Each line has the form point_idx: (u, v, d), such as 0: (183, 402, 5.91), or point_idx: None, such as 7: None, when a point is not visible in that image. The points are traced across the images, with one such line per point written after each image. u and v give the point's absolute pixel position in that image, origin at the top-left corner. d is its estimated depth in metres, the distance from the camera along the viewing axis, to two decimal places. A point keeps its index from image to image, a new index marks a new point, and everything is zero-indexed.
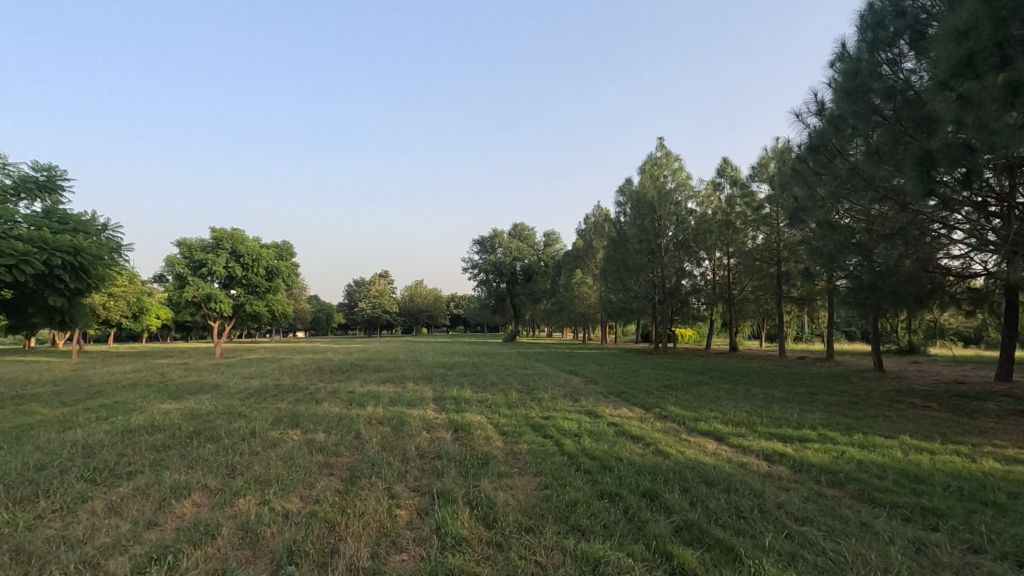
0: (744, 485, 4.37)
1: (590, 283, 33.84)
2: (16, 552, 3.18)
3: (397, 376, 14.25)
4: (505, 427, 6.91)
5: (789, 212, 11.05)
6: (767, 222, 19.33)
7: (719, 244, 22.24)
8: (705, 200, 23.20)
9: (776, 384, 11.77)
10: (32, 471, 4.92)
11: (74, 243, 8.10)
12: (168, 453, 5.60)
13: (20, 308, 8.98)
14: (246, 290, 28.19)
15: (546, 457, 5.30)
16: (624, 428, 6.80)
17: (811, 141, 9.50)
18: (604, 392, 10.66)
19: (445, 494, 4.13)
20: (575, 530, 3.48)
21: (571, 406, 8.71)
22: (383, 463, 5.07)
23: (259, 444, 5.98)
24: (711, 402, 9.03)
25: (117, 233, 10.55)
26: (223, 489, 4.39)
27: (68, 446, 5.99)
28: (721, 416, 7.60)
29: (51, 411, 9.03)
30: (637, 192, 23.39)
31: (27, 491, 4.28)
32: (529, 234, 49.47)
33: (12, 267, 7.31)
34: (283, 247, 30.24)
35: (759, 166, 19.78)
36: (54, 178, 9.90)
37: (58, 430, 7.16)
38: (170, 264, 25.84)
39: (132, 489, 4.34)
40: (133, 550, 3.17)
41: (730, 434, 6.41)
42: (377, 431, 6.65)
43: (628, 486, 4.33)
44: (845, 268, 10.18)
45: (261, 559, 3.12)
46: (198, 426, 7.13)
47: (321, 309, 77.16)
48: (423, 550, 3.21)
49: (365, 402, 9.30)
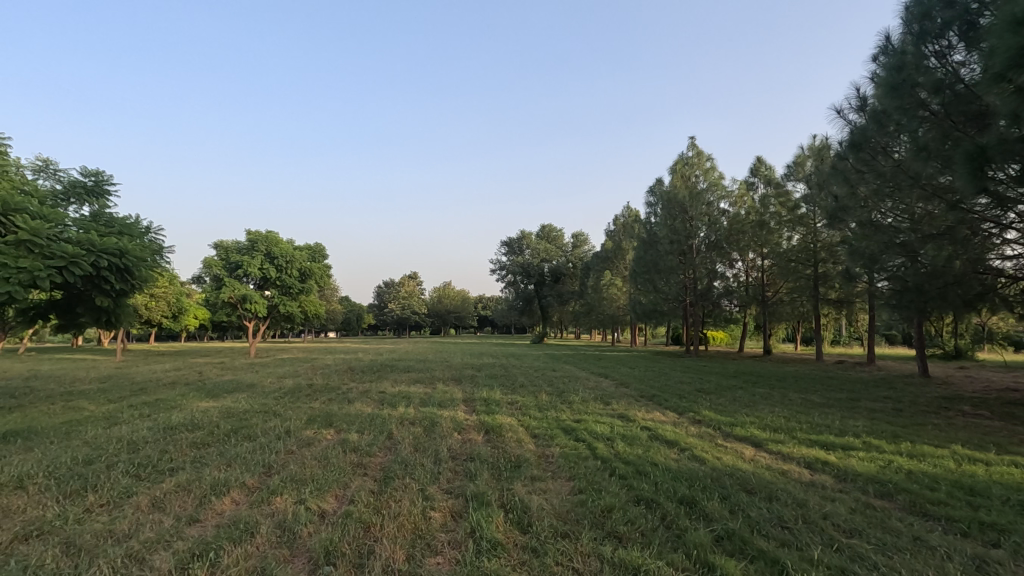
0: (787, 493, 4.23)
1: (619, 284, 33.46)
2: (66, 544, 3.30)
3: (428, 377, 14.36)
4: (536, 430, 6.85)
5: (830, 212, 10.75)
6: (804, 222, 18.61)
7: (752, 245, 21.67)
8: (738, 200, 22.75)
9: (814, 389, 11.38)
10: (81, 465, 5.11)
11: (120, 245, 8.37)
12: (207, 451, 5.74)
13: (70, 309, 9.39)
14: (280, 291, 28.85)
15: (579, 461, 5.23)
16: (658, 432, 6.66)
17: (852, 138, 9.26)
18: (635, 396, 10.51)
19: (479, 497, 4.11)
20: (611, 537, 3.42)
21: (603, 409, 8.61)
22: (415, 463, 5.11)
23: (295, 443, 6.07)
24: (746, 406, 8.78)
25: (159, 235, 10.88)
26: (261, 487, 4.47)
27: (113, 442, 6.17)
28: (758, 421, 7.39)
29: (98, 408, 9.35)
30: (668, 192, 23.15)
31: (76, 485, 4.43)
32: (557, 235, 49.35)
33: (62, 269, 7.61)
34: (316, 249, 31.08)
35: (795, 164, 19.25)
36: (102, 183, 10.29)
37: (105, 426, 7.42)
38: (208, 266, 26.58)
39: (174, 484, 4.45)
40: (176, 545, 3.25)
41: (768, 440, 6.23)
42: (410, 432, 6.71)
43: (664, 493, 4.23)
44: (887, 269, 9.85)
45: (299, 558, 3.15)
46: (235, 424, 7.30)
47: (352, 310, 78.31)
48: (458, 554, 3.19)
49: (396, 403, 9.40)
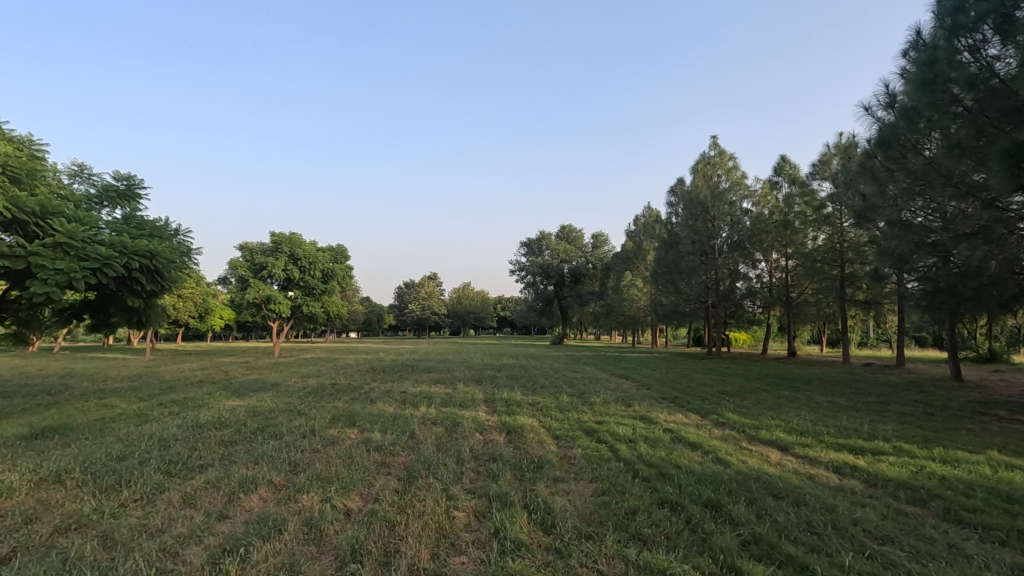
0: (815, 498, 4.15)
1: (640, 285, 33.20)
2: (103, 538, 3.40)
3: (448, 377, 14.48)
4: (558, 431, 6.84)
5: (857, 211, 10.51)
6: (830, 222, 18.12)
7: (776, 245, 21.28)
8: (762, 200, 22.41)
9: (841, 392, 11.13)
10: (115, 461, 5.26)
11: (150, 247, 8.55)
12: (235, 448, 5.86)
13: (104, 309, 9.67)
14: (303, 292, 29.28)
15: (602, 463, 5.21)
16: (680, 434, 6.59)
17: (881, 135, 9.05)
18: (657, 397, 10.42)
19: (502, 498, 4.12)
20: (636, 539, 3.40)
21: (625, 411, 8.55)
22: (438, 463, 5.13)
23: (319, 442, 6.15)
24: (771, 409, 8.63)
25: (188, 238, 11.12)
26: (287, 485, 4.53)
27: (144, 440, 6.32)
28: (783, 424, 7.26)
29: (129, 405, 9.61)
30: (689, 192, 23.05)
31: (111, 481, 4.57)
32: (577, 236, 49.25)
33: (96, 271, 7.82)
34: (338, 251, 31.49)
35: (820, 163, 18.88)
36: (133, 186, 10.55)
37: (136, 423, 7.61)
38: (234, 267, 27.08)
39: (204, 481, 4.56)
40: (207, 541, 3.32)
41: (794, 444, 6.12)
42: (432, 432, 6.74)
43: (689, 495, 4.20)
44: (917, 269, 9.59)
45: (326, 556, 3.20)
46: (261, 422, 7.43)
47: (373, 310, 79.15)
48: (482, 554, 3.20)
49: (418, 403, 9.47)
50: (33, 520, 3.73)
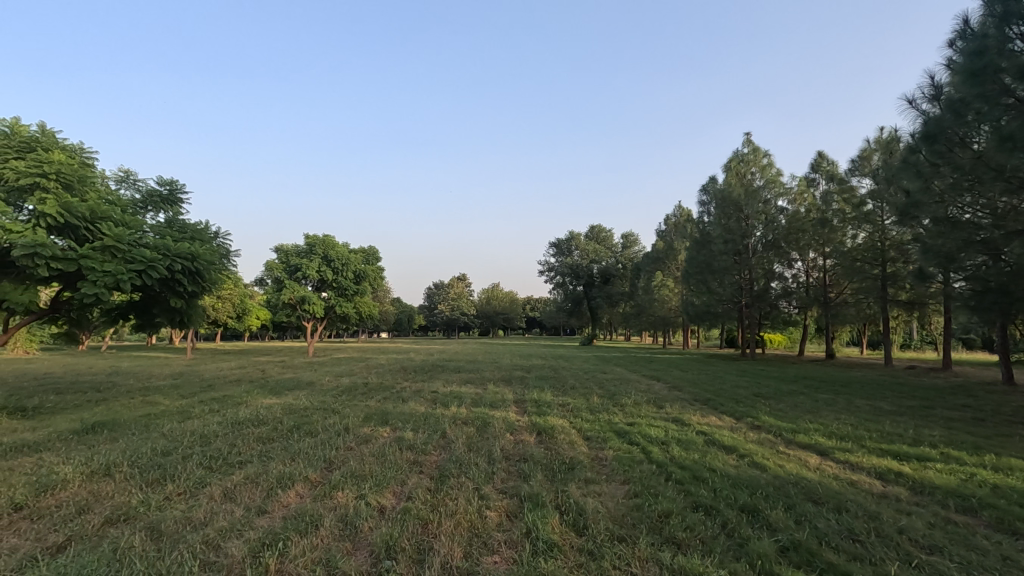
0: (857, 505, 4.02)
1: (671, 285, 32.72)
2: (150, 529, 3.54)
3: (478, 377, 14.55)
4: (588, 432, 6.79)
5: (900, 209, 10.12)
6: (870, 219, 17.46)
7: (813, 244, 20.75)
8: (798, 197, 21.96)
9: (883, 396, 10.72)
10: (160, 456, 5.46)
11: (192, 250, 8.83)
12: (273, 445, 6.01)
13: (148, 311, 10.06)
14: (336, 293, 29.87)
15: (634, 465, 5.16)
16: (715, 437, 6.47)
17: (925, 129, 8.72)
18: (689, 399, 10.24)
19: (533, 498, 4.12)
20: (669, 542, 3.36)
21: (656, 413, 8.43)
22: (470, 463, 5.15)
23: (353, 440, 6.26)
24: (809, 413, 8.37)
25: (227, 240, 11.44)
26: (322, 482, 4.63)
27: (187, 436, 6.54)
28: (822, 429, 7.05)
29: (172, 402, 9.95)
30: (722, 190, 22.83)
31: (157, 475, 4.74)
32: (606, 236, 48.95)
33: (141, 272, 8.12)
34: (370, 252, 32.04)
35: (860, 159, 18.21)
36: (175, 191, 10.90)
37: (179, 420, 7.88)
38: (270, 268, 27.77)
39: (243, 476, 4.69)
40: (248, 535, 3.42)
41: (835, 449, 5.94)
42: (463, 431, 6.78)
43: (724, 500, 4.11)
44: (965, 268, 9.17)
45: (361, 552, 3.25)
46: (297, 420, 7.60)
47: (404, 311, 80.29)
48: (515, 554, 3.21)
49: (449, 402, 9.53)
50: (85, 511, 3.91)
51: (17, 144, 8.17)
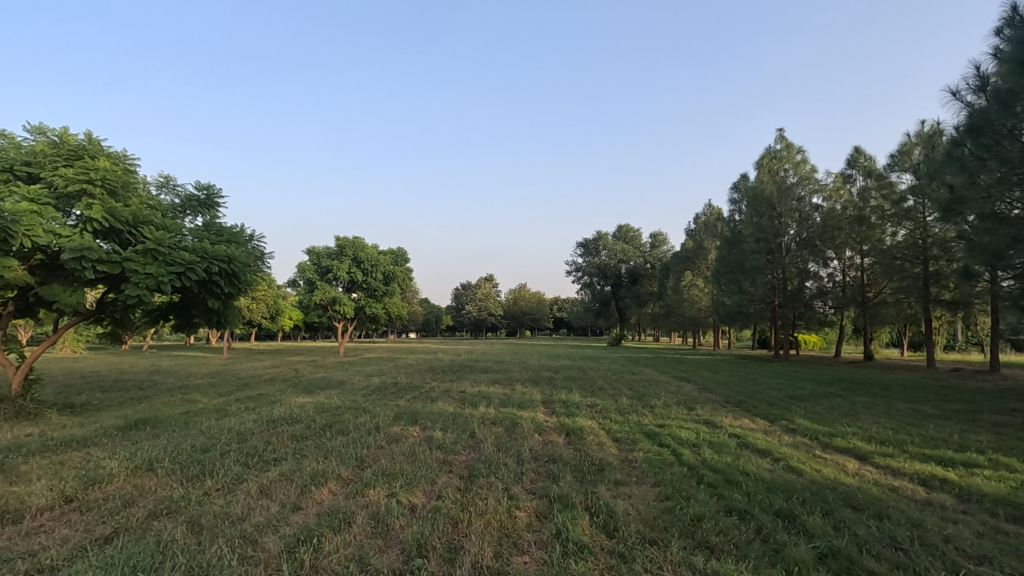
0: (899, 512, 3.88)
1: (701, 285, 32.16)
2: (191, 523, 3.65)
3: (506, 378, 14.58)
4: (617, 434, 6.74)
5: (944, 205, 9.75)
6: (910, 216, 16.83)
7: (849, 242, 20.07)
8: (834, 194, 21.31)
9: (926, 399, 10.31)
10: (200, 452, 5.64)
11: (228, 252, 9.06)
12: (306, 443, 6.15)
13: (188, 312, 10.41)
14: (366, 294, 30.34)
15: (664, 467, 5.10)
16: (747, 440, 6.33)
17: (971, 122, 8.37)
18: (721, 401, 10.06)
19: (563, 499, 4.11)
20: (702, 547, 3.30)
21: (687, 415, 8.30)
22: (499, 463, 5.17)
23: (383, 438, 6.34)
24: (846, 416, 8.12)
25: (261, 243, 11.73)
26: (354, 480, 4.70)
27: (223, 433, 6.73)
28: (861, 432, 6.83)
29: (210, 400, 10.27)
30: (754, 187, 22.47)
31: (196, 470, 4.91)
32: (635, 235, 48.45)
33: (181, 275, 8.39)
34: (398, 253, 32.42)
35: (900, 153, 17.52)
36: (213, 196, 11.23)
37: (216, 417, 8.12)
38: (302, 270, 28.31)
39: (279, 473, 4.81)
40: (283, 530, 3.50)
41: (874, 453, 5.75)
42: (492, 431, 6.80)
43: (759, 504, 4.03)
44: (1014, 267, 8.75)
45: (392, 549, 3.30)
46: (329, 419, 7.75)
47: (432, 311, 81.05)
48: (545, 555, 3.20)
49: (477, 402, 9.58)
50: (130, 504, 4.06)
51: (66, 152, 8.55)
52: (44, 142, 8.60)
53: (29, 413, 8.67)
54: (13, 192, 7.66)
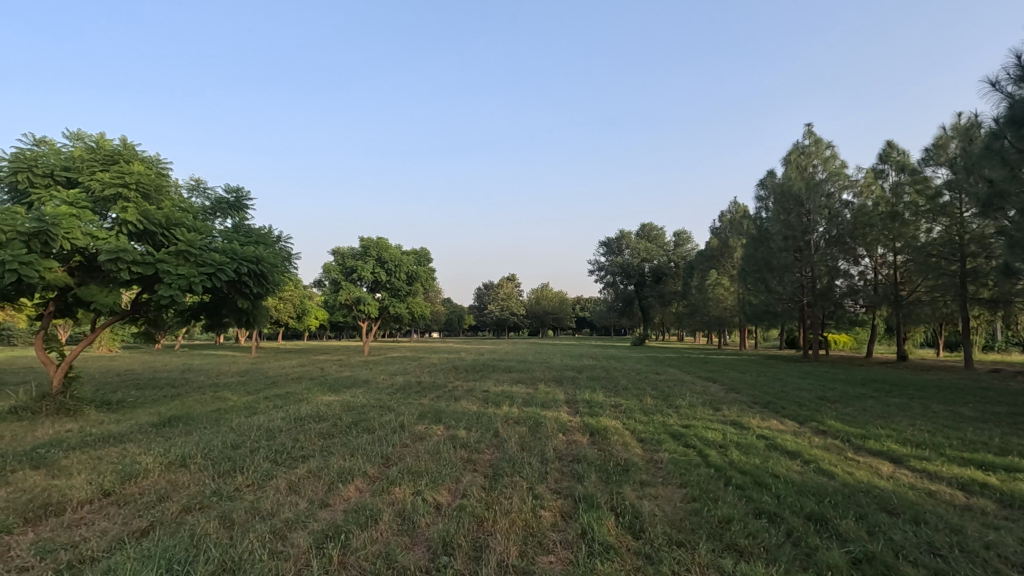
0: (937, 517, 3.76)
1: (726, 284, 31.66)
2: (223, 518, 3.74)
3: (529, 377, 14.57)
4: (642, 434, 6.66)
5: (982, 199, 9.40)
6: (947, 211, 16.26)
7: (882, 239, 19.36)
8: (864, 189, 21.01)
9: (964, 401, 9.95)
10: (230, 449, 5.77)
11: (257, 253, 9.24)
12: (333, 441, 6.23)
13: (218, 312, 10.65)
14: (389, 294, 30.64)
15: (691, 468, 5.03)
16: (776, 442, 6.20)
17: (1011, 113, 8.04)
18: (748, 402, 9.88)
19: (589, 499, 4.09)
20: (731, 549, 3.25)
21: (713, 415, 8.17)
22: (524, 463, 5.16)
23: (408, 437, 6.40)
24: (880, 418, 7.89)
25: (289, 244, 11.94)
26: (380, 478, 4.75)
27: (253, 430, 6.88)
28: (895, 435, 6.64)
29: (239, 398, 10.50)
30: (782, 184, 22.12)
31: (227, 466, 5.02)
32: (658, 234, 47.87)
33: (211, 276, 8.58)
34: (421, 253, 32.65)
35: (935, 147, 16.95)
36: (241, 198, 11.47)
37: (245, 415, 8.30)
38: (327, 270, 28.74)
39: (307, 470, 4.89)
40: (311, 527, 3.56)
41: (910, 456, 5.58)
42: (515, 431, 6.79)
43: (789, 507, 3.94)
44: None
45: (419, 547, 3.32)
46: (355, 417, 7.84)
47: (454, 311, 81.45)
48: (571, 555, 3.19)
49: (501, 402, 9.59)
50: (164, 499, 4.17)
51: (102, 157, 8.83)
52: (81, 148, 8.90)
53: (69, 410, 8.99)
54: (53, 196, 7.95)
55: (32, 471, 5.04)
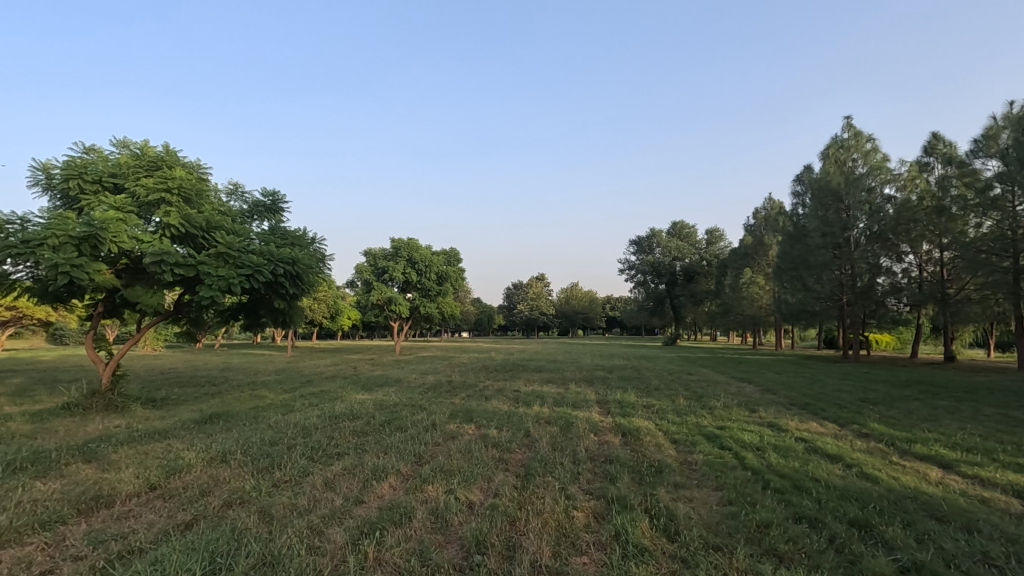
0: (991, 526, 3.58)
1: (761, 282, 30.88)
2: (263, 513, 3.84)
3: (560, 377, 14.51)
4: (676, 435, 6.57)
5: None
6: (998, 206, 15.41)
7: (927, 235, 18.48)
8: (908, 183, 20.28)
9: (1020, 405, 9.43)
10: (269, 446, 5.93)
11: (293, 255, 9.46)
12: (367, 439, 6.34)
13: (256, 312, 10.95)
14: (420, 294, 31.00)
15: (726, 471, 4.92)
16: (816, 445, 6.01)
17: None
18: (786, 403, 9.62)
19: (621, 501, 4.04)
20: (770, 555, 3.16)
21: (749, 417, 7.98)
22: (555, 462, 5.14)
23: (440, 436, 6.44)
24: (927, 422, 7.56)
25: (323, 245, 12.17)
26: (413, 475, 4.81)
27: (290, 427, 7.05)
28: (944, 439, 6.35)
29: (276, 397, 10.74)
30: (819, 179, 21.54)
31: (266, 463, 5.16)
32: (690, 232, 47.08)
33: (249, 277, 8.80)
34: (451, 254, 32.90)
35: (985, 138, 16.12)
36: (278, 201, 11.75)
37: (282, 413, 8.51)
38: (360, 271, 29.28)
39: (342, 467, 4.98)
40: (347, 523, 3.61)
41: (961, 462, 5.33)
42: (547, 431, 6.77)
43: (831, 512, 3.82)
44: None
45: (452, 545, 3.34)
46: (388, 415, 7.96)
47: (484, 311, 81.81)
48: (605, 556, 3.16)
49: (532, 401, 9.58)
50: (207, 493, 4.31)
51: (147, 163, 9.17)
52: (127, 155, 9.27)
53: (117, 406, 9.36)
54: (101, 201, 8.32)
55: (84, 464, 5.28)
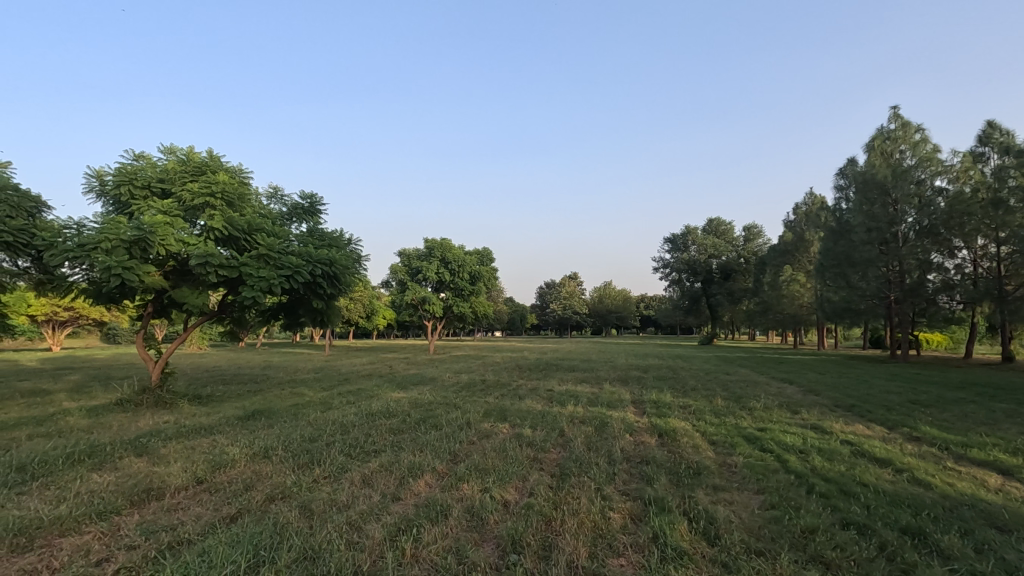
0: None
1: (803, 280, 29.88)
2: (304, 507, 3.94)
3: (594, 377, 14.38)
4: (714, 436, 6.42)
5: None
6: None
7: (982, 229, 17.39)
8: (961, 175, 19.16)
9: None
10: (307, 442, 6.07)
11: (330, 256, 9.65)
12: (403, 436, 6.42)
13: (295, 312, 11.23)
14: (454, 293, 31.25)
15: (768, 474, 4.78)
16: (863, 448, 5.78)
17: None
18: (830, 404, 9.29)
19: (659, 502, 3.97)
20: (816, 562, 3.05)
21: (791, 418, 7.74)
22: (590, 462, 5.10)
23: (475, 434, 6.47)
24: (984, 425, 7.17)
25: (359, 246, 12.36)
26: (449, 474, 4.84)
27: (328, 424, 7.20)
28: (1003, 443, 6.02)
29: (314, 394, 10.99)
30: (864, 172, 20.78)
31: (306, 459, 5.28)
32: (726, 229, 46.05)
33: (289, 278, 9.04)
34: (484, 254, 33.03)
35: None
36: (315, 204, 12.01)
37: (320, 410, 8.70)
38: (394, 271, 29.76)
39: (379, 464, 5.05)
40: (384, 519, 3.66)
41: (1022, 468, 5.04)
42: (581, 430, 6.71)
43: (881, 519, 3.66)
44: None
45: (488, 544, 3.34)
46: (423, 414, 8.05)
47: (517, 310, 81.87)
48: (642, 558, 3.11)
49: (566, 401, 9.53)
50: (251, 488, 4.44)
51: (192, 168, 9.52)
52: (173, 160, 9.64)
53: (166, 402, 9.77)
54: (150, 206, 8.68)
55: (136, 458, 5.51)
